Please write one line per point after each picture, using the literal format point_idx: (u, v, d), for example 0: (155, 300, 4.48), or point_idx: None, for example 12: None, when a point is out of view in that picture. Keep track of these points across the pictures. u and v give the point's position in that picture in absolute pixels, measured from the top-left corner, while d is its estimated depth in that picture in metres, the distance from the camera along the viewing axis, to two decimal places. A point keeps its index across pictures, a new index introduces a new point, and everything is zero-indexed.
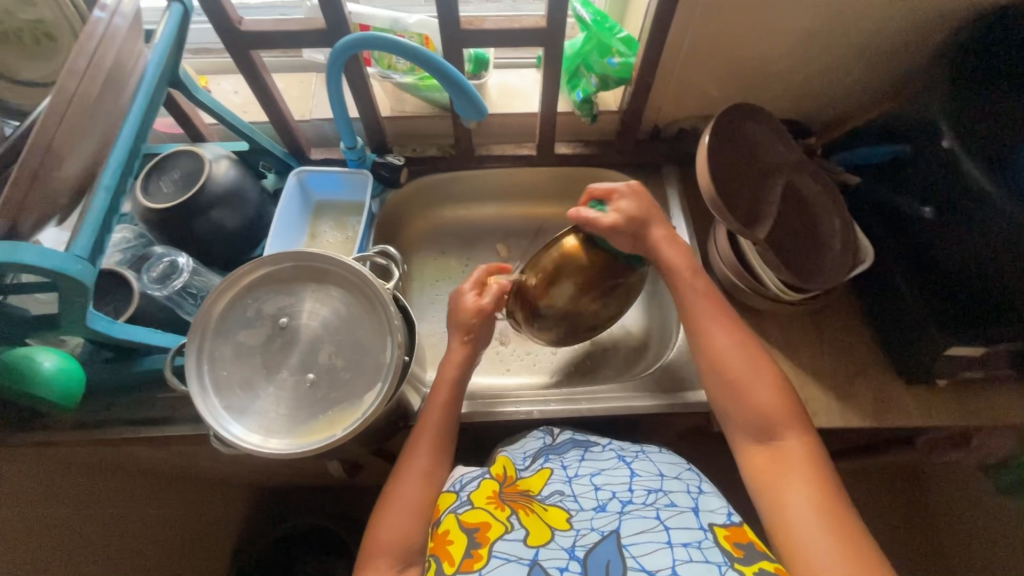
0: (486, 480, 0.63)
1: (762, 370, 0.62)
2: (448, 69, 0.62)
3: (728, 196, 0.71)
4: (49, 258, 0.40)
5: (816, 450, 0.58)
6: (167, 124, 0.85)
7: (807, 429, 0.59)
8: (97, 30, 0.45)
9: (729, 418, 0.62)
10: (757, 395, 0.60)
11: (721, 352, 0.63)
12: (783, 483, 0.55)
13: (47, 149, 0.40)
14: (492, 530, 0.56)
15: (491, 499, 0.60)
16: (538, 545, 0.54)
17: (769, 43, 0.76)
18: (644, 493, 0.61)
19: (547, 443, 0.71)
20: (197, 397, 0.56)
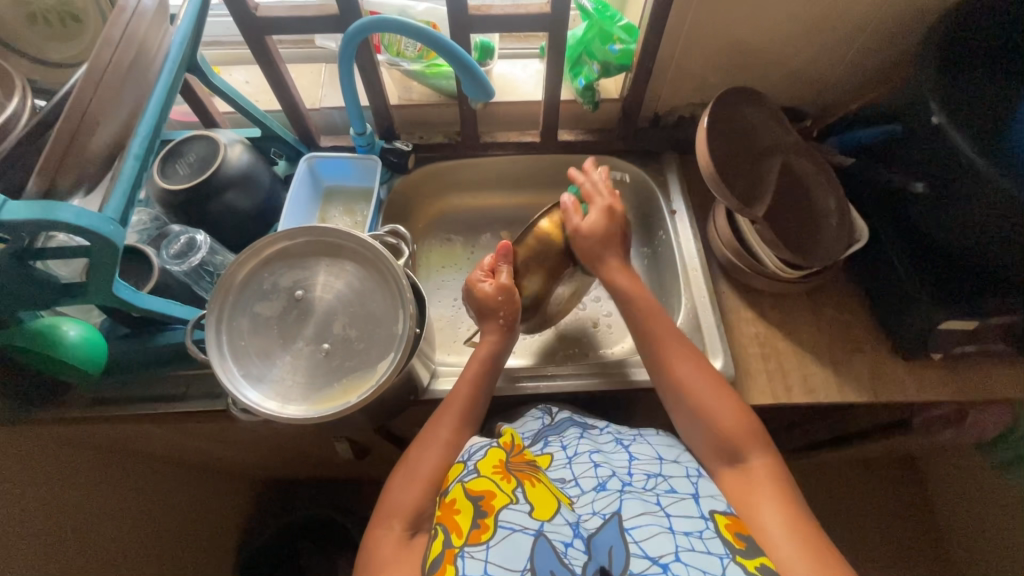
0: (492, 449, 0.66)
1: (724, 396, 0.66)
2: (456, 51, 0.64)
3: (727, 175, 0.73)
4: (83, 217, 0.43)
5: (779, 469, 0.62)
6: (182, 113, 0.87)
7: (769, 450, 0.63)
8: (129, 7, 0.48)
9: (699, 442, 0.66)
10: (724, 420, 0.64)
11: (688, 381, 0.67)
12: (756, 501, 0.58)
13: (84, 113, 0.43)
14: (497, 499, 0.58)
15: (496, 470, 0.63)
16: (543, 518, 0.56)
17: (765, 29, 0.78)
18: (644, 478, 0.62)
19: (546, 423, 0.75)
20: (215, 361, 0.58)
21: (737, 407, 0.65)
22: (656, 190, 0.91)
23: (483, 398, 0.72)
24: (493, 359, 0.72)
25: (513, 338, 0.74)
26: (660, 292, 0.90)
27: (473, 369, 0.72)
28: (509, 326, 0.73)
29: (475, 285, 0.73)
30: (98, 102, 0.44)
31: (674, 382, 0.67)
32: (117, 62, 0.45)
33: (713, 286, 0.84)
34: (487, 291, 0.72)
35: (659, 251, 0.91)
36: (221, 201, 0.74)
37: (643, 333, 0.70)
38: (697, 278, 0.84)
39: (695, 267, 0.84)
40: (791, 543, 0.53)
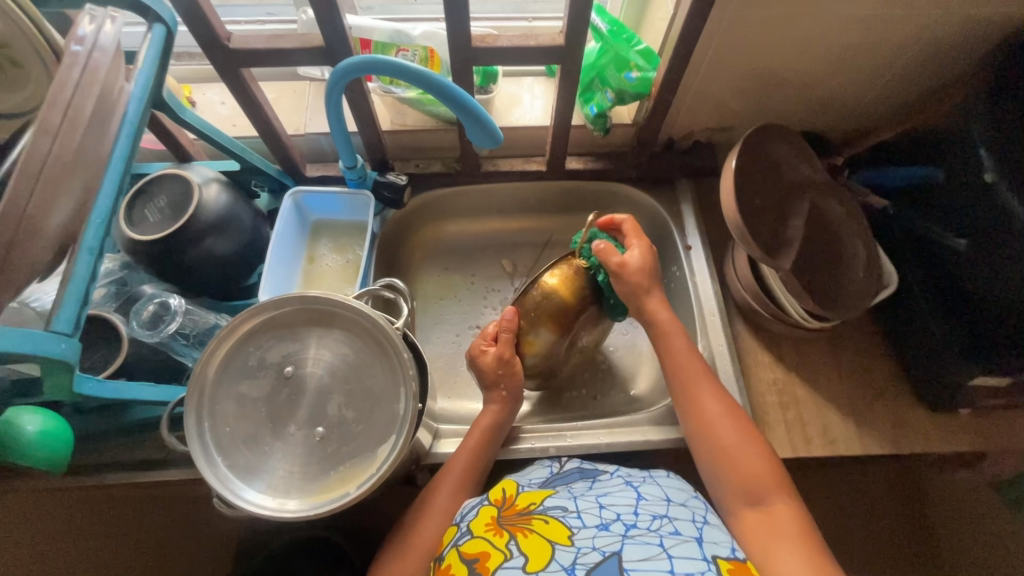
0: (484, 506, 0.59)
1: (750, 437, 0.61)
2: (458, 93, 0.57)
3: (750, 221, 0.67)
4: (25, 342, 0.37)
5: (804, 517, 0.55)
6: (149, 141, 0.79)
7: (795, 497, 0.56)
8: (73, 70, 0.41)
9: (719, 486, 0.60)
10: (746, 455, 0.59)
11: (714, 415, 0.63)
12: (775, 547, 0.51)
13: (21, 221, 0.37)
14: (492, 560, 0.51)
15: (490, 526, 0.56)
16: (536, 571, 0.48)
17: (795, 56, 0.72)
18: (649, 518, 0.54)
19: (555, 471, 0.67)
20: (199, 458, 0.52)
21: (762, 451, 0.60)
22: (669, 222, 0.85)
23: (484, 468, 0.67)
24: (492, 428, 0.69)
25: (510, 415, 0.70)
26: None
27: (475, 436, 0.68)
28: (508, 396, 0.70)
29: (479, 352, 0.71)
30: (38, 204, 0.38)
31: (697, 418, 0.64)
32: (58, 152, 0.39)
33: (730, 330, 0.79)
34: (488, 360, 0.70)
35: (672, 287, 0.85)
36: (197, 249, 0.66)
37: (666, 362, 0.68)
38: (714, 323, 0.78)
39: (712, 311, 0.79)
40: None
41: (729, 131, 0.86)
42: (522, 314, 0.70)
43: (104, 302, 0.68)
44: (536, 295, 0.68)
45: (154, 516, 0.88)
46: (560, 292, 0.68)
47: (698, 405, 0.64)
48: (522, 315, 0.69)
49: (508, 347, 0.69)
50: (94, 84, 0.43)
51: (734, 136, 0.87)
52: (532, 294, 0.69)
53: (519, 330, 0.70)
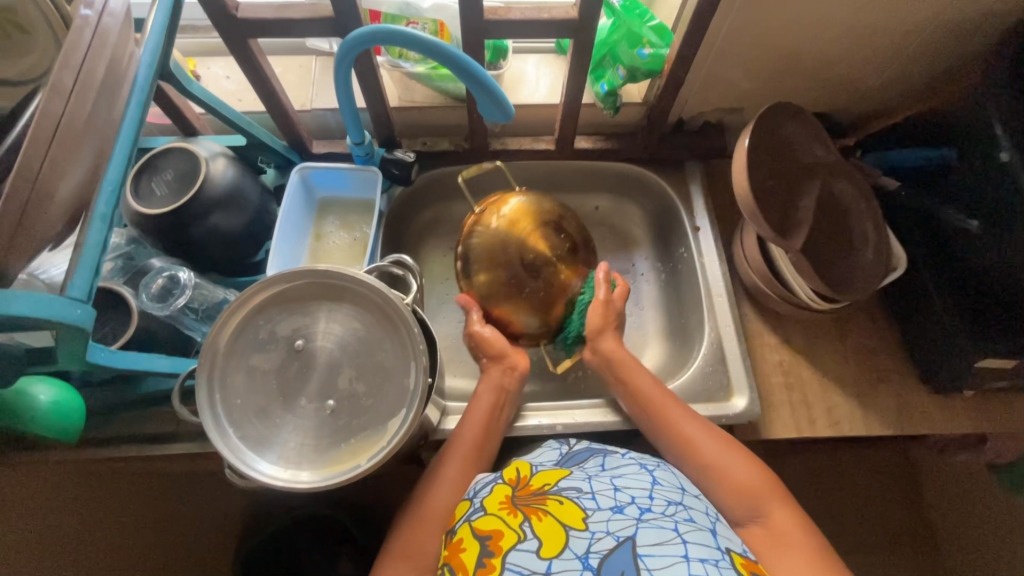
0: (497, 485, 0.60)
1: (736, 450, 0.61)
2: (471, 65, 0.56)
3: (763, 201, 0.67)
4: (42, 307, 0.37)
5: (808, 525, 0.54)
6: (154, 114, 0.78)
7: (795, 504, 0.56)
8: (84, 35, 0.40)
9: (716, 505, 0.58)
10: (735, 472, 0.58)
11: (692, 434, 0.63)
12: (785, 561, 0.50)
13: (34, 185, 0.36)
14: (505, 539, 0.52)
15: (504, 505, 0.56)
16: (551, 557, 0.49)
17: (810, 34, 0.71)
18: (663, 503, 0.54)
19: (564, 452, 0.67)
20: (212, 430, 0.53)
21: (749, 458, 0.60)
22: (677, 203, 0.84)
23: (493, 442, 0.68)
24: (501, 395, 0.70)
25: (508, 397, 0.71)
26: (676, 311, 0.85)
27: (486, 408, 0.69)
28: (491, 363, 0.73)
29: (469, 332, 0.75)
30: (51, 168, 0.37)
31: (676, 438, 0.63)
32: (71, 116, 0.38)
33: (737, 311, 0.79)
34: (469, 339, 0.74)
35: (680, 268, 0.85)
36: (205, 224, 0.65)
37: (639, 391, 0.68)
38: (721, 304, 0.78)
39: (720, 292, 0.79)
40: None
41: (740, 112, 0.86)
42: (471, 294, 0.72)
43: (112, 276, 0.67)
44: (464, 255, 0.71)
45: (161, 491, 0.88)
46: (486, 231, 0.68)
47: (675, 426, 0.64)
48: (472, 292, 0.72)
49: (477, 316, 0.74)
50: (106, 50, 0.42)
51: (744, 117, 0.87)
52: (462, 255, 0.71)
53: (480, 304, 0.73)
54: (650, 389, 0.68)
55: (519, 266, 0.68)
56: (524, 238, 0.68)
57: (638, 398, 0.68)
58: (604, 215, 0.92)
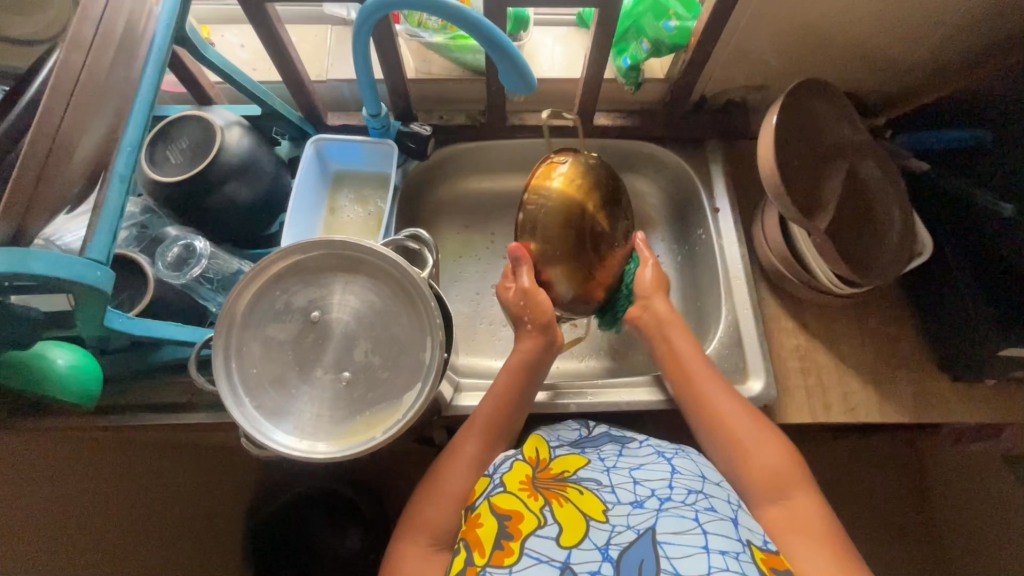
0: (518, 462, 0.60)
1: (766, 431, 0.60)
2: (494, 33, 0.54)
3: (789, 181, 0.65)
4: (60, 267, 0.36)
5: (826, 511, 0.54)
6: (168, 82, 0.76)
7: (815, 490, 0.56)
8: None
9: (736, 482, 0.58)
10: (763, 454, 0.58)
11: (725, 411, 0.62)
12: (802, 546, 0.51)
13: (54, 140, 0.35)
14: (524, 522, 0.52)
15: (524, 485, 0.57)
16: (571, 546, 0.50)
17: (843, 9, 0.68)
18: (683, 492, 0.55)
19: (584, 434, 0.67)
20: (227, 398, 0.52)
21: (778, 439, 0.59)
22: (697, 183, 0.83)
23: (516, 414, 0.65)
24: (528, 367, 0.66)
25: (543, 358, 0.67)
26: (693, 294, 0.84)
27: (508, 379, 0.65)
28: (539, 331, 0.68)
29: (503, 293, 0.71)
30: (72, 124, 0.36)
31: (707, 413, 0.62)
32: (91, 70, 0.38)
33: (755, 295, 0.78)
34: (510, 296, 0.69)
35: (697, 250, 0.84)
36: (220, 193, 0.65)
37: (679, 358, 0.67)
38: (739, 287, 0.77)
39: (738, 275, 0.77)
40: None
41: (765, 90, 0.83)
42: (534, 246, 0.68)
43: (127, 244, 0.67)
44: (537, 200, 0.67)
45: None
46: (570, 184, 0.67)
47: (707, 402, 0.63)
48: (536, 245, 0.68)
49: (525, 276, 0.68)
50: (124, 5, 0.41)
51: (769, 96, 0.84)
52: (533, 202, 0.67)
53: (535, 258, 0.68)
54: (690, 358, 0.66)
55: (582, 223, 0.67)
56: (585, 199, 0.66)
57: (679, 367, 0.66)
58: None
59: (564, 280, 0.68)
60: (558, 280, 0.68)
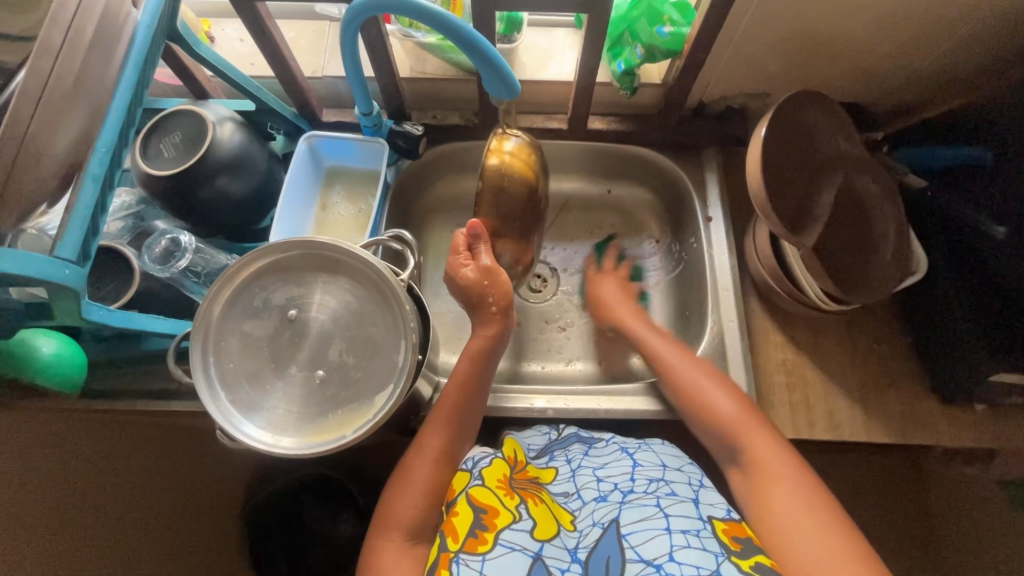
0: (497, 460, 0.62)
1: (717, 388, 0.64)
2: (475, 38, 0.54)
3: (776, 194, 0.64)
4: (26, 264, 0.39)
5: (786, 453, 0.57)
6: (166, 75, 0.78)
7: (773, 434, 0.59)
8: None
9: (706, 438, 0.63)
10: (716, 411, 0.62)
11: (688, 382, 0.65)
12: (763, 491, 0.55)
13: (22, 140, 0.39)
14: (499, 516, 0.54)
15: (501, 483, 0.59)
16: (544, 539, 0.53)
17: (842, 17, 0.66)
18: (646, 482, 0.59)
19: (553, 439, 0.69)
20: (204, 394, 0.54)
21: (733, 397, 0.63)
22: (691, 190, 0.81)
23: (478, 410, 0.64)
24: (486, 355, 0.64)
25: (503, 340, 0.66)
26: (682, 303, 0.82)
27: (468, 363, 0.64)
28: (502, 317, 0.65)
29: (458, 271, 0.64)
30: (40, 125, 0.40)
31: (671, 387, 0.66)
32: (59, 74, 0.41)
33: (743, 306, 0.77)
34: (470, 277, 0.63)
35: (688, 260, 0.83)
36: (211, 187, 0.66)
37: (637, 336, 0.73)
38: (727, 299, 0.76)
39: (726, 287, 0.76)
40: (802, 533, 0.51)
41: (765, 97, 0.82)
42: (487, 220, 0.65)
43: (120, 234, 0.69)
44: (496, 171, 0.64)
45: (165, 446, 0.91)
46: (523, 160, 0.65)
47: (670, 377, 0.67)
48: (487, 219, 0.65)
49: (488, 255, 0.63)
50: (96, 11, 0.44)
51: (769, 103, 0.83)
52: (490, 176, 0.64)
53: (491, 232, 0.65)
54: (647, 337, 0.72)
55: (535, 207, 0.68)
56: (534, 178, 0.66)
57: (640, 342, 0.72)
58: (615, 198, 0.89)
59: (510, 250, 0.68)
60: (503, 252, 0.67)
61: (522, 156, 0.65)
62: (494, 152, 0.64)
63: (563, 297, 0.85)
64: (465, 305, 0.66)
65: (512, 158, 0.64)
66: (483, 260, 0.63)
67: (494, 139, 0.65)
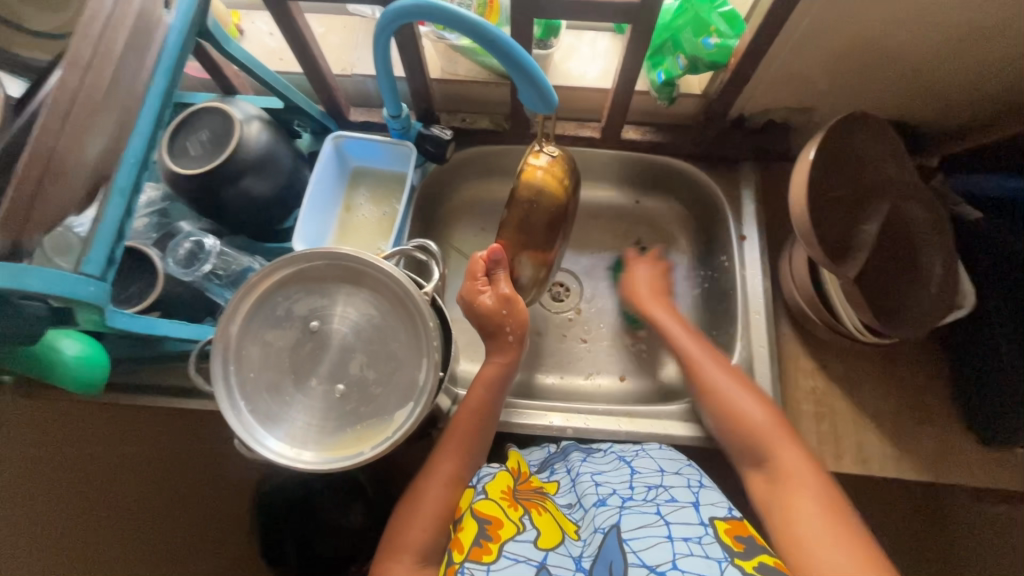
0: (501, 472, 0.62)
1: (750, 390, 0.63)
2: (514, 50, 0.52)
3: (818, 220, 0.61)
4: (55, 283, 0.39)
5: (812, 464, 0.56)
6: (195, 69, 0.77)
7: (800, 445, 0.58)
8: (102, 9, 0.44)
9: (730, 449, 0.61)
10: (749, 412, 0.60)
11: (718, 384, 0.64)
12: (790, 505, 0.53)
13: (50, 156, 0.40)
14: (503, 528, 0.55)
15: (505, 494, 0.59)
16: (548, 548, 0.52)
17: (900, 35, 0.63)
18: (644, 489, 0.58)
19: (554, 452, 0.69)
20: (223, 401, 0.53)
21: (760, 401, 0.62)
22: (726, 206, 0.78)
23: (491, 430, 0.63)
24: (500, 382, 0.63)
25: (515, 368, 0.65)
26: (709, 323, 0.79)
27: (481, 394, 0.63)
28: (518, 346, 0.64)
29: (475, 298, 0.62)
30: (68, 140, 0.41)
31: (699, 387, 0.65)
32: (87, 87, 0.42)
33: (774, 330, 0.74)
34: (488, 304, 0.61)
35: (719, 278, 0.79)
36: (237, 187, 0.64)
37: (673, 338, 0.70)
38: (758, 323, 0.73)
39: (758, 310, 0.73)
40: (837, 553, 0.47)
41: (810, 113, 0.78)
42: (510, 243, 0.62)
43: (146, 232, 0.70)
44: (528, 191, 0.60)
45: None
46: (556, 177, 0.60)
47: (701, 378, 0.65)
48: (511, 241, 0.62)
49: (507, 283, 0.61)
50: (125, 24, 0.45)
51: (814, 119, 0.79)
52: (520, 197, 0.61)
53: (511, 257, 0.62)
54: (690, 347, 0.68)
55: (563, 230, 0.64)
56: (565, 200, 0.61)
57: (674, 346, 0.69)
58: (644, 209, 0.87)
59: (530, 265, 0.64)
60: (524, 268, 0.64)
61: (557, 177, 0.61)
62: (529, 172, 0.60)
63: (585, 310, 0.83)
64: (481, 332, 0.64)
65: (546, 176, 0.60)
66: (501, 288, 0.61)
67: (529, 161, 0.61)
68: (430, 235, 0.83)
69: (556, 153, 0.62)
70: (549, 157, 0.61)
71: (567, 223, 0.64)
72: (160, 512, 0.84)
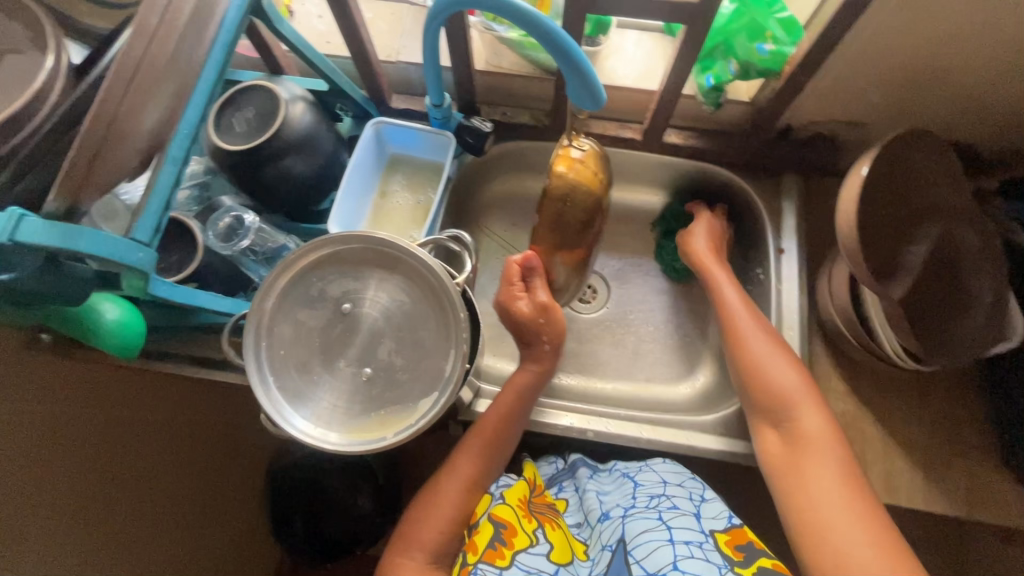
0: (519, 481, 0.62)
1: (784, 355, 0.60)
2: (566, 42, 0.51)
3: (865, 239, 0.59)
4: (104, 245, 0.41)
5: (836, 433, 0.55)
6: (244, 47, 0.78)
7: (826, 409, 0.57)
8: None
9: (751, 410, 0.60)
10: (778, 375, 0.59)
11: (760, 353, 0.61)
12: (806, 470, 0.53)
13: (109, 119, 0.41)
14: (519, 539, 0.56)
15: (523, 504, 0.59)
16: (559, 563, 0.55)
17: (966, 51, 0.60)
18: (647, 498, 0.57)
19: (561, 468, 0.68)
20: (253, 375, 0.54)
21: (796, 367, 0.59)
22: (765, 217, 0.76)
23: (515, 430, 0.62)
24: (525, 388, 0.62)
25: (547, 375, 0.64)
26: None
27: (506, 398, 0.62)
28: (552, 355, 0.63)
29: (514, 304, 0.61)
30: (128, 104, 0.42)
31: (740, 352, 0.62)
32: (150, 55, 0.43)
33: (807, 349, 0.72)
34: (526, 311, 0.61)
35: (753, 290, 0.78)
36: (276, 166, 0.65)
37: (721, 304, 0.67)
38: (791, 339, 0.70)
39: (792, 327, 0.71)
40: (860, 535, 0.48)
41: (860, 127, 0.75)
42: (545, 248, 0.63)
43: (188, 204, 0.71)
44: (563, 187, 0.59)
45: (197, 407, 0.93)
46: (591, 173, 0.59)
47: (744, 348, 0.62)
48: (545, 245, 0.63)
49: (546, 291, 0.62)
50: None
51: (864, 134, 0.76)
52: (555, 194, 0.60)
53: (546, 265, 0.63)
54: (738, 319, 0.64)
55: (596, 226, 0.63)
56: (603, 196, 0.61)
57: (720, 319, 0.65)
58: None
59: (565, 267, 0.65)
60: (559, 270, 0.65)
61: (596, 173, 0.60)
62: (564, 164, 0.59)
63: (612, 312, 0.82)
64: (517, 339, 0.64)
65: (580, 171, 0.59)
66: (540, 296, 0.62)
67: (563, 153, 0.59)
68: (461, 226, 0.83)
69: (587, 147, 0.60)
70: (579, 155, 0.59)
71: (602, 217, 0.63)
72: (176, 481, 0.85)
